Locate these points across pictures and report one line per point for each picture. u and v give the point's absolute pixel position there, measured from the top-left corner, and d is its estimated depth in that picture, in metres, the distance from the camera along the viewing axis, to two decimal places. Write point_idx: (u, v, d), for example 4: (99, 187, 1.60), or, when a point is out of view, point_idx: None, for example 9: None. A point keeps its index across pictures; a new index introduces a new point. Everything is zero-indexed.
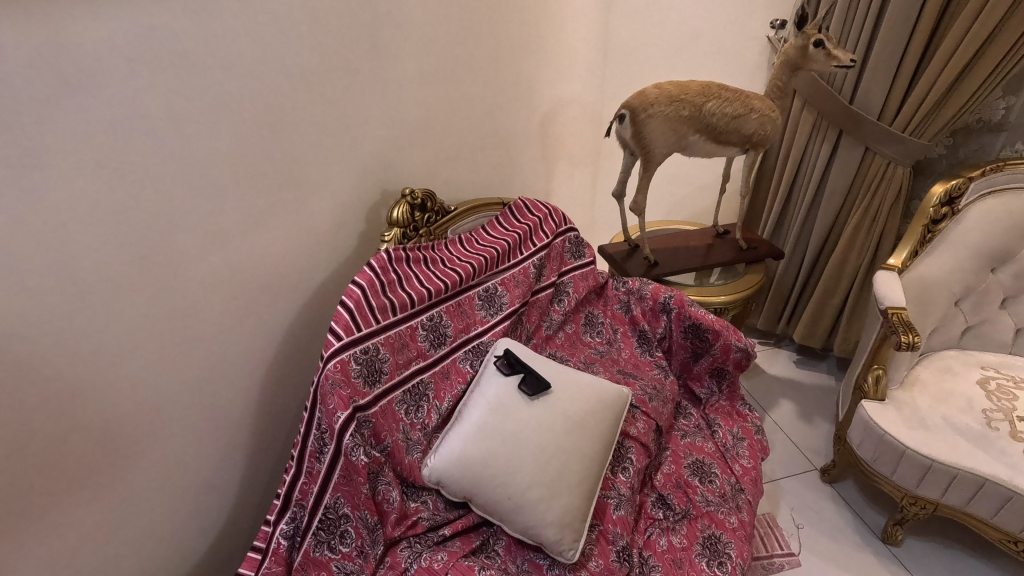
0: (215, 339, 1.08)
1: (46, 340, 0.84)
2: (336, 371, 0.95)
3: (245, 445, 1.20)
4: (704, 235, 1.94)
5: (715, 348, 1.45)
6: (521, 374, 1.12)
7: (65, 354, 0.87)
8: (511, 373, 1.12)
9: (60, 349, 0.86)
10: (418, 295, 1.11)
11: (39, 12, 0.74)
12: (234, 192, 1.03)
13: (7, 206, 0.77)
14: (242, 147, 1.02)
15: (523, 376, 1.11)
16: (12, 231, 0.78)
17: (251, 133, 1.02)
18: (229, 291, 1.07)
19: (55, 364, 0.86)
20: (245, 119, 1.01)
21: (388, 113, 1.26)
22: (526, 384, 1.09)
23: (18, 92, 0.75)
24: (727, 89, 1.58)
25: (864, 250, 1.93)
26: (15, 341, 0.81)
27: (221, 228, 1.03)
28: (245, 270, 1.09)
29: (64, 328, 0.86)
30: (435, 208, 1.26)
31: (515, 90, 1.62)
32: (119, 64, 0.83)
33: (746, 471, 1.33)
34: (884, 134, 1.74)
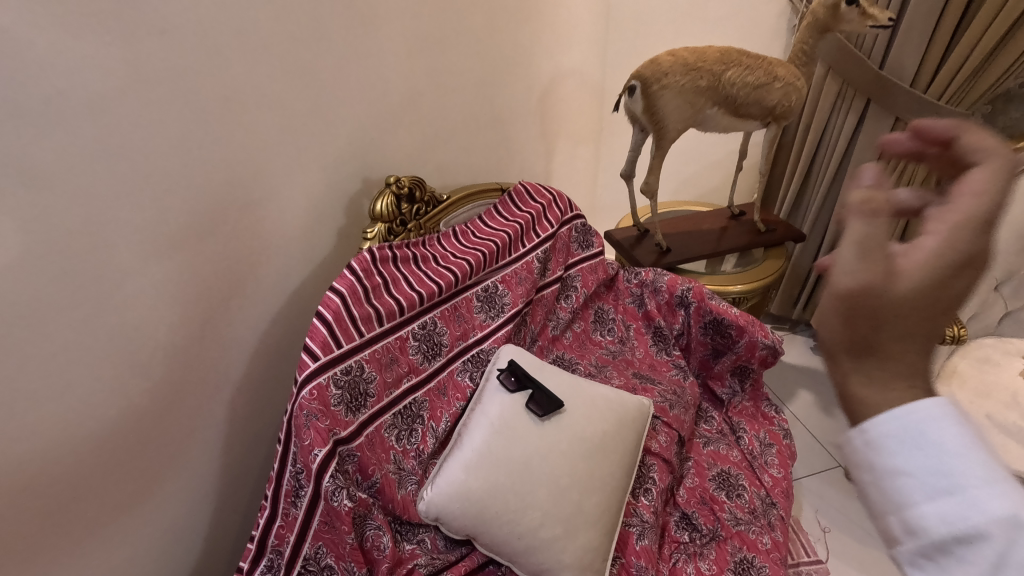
0: (173, 359, 0.93)
1: None
2: (312, 400, 0.80)
3: (217, 473, 1.07)
4: (717, 218, 1.79)
5: (739, 345, 1.31)
6: (528, 391, 0.97)
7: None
8: (517, 388, 0.98)
9: None
10: (408, 301, 0.97)
11: None
12: (185, 185, 0.87)
13: None
14: (191, 131, 0.86)
15: (531, 393, 0.97)
16: None
17: (202, 112, 0.86)
18: (188, 304, 0.92)
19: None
20: (194, 96, 0.84)
21: (370, 87, 1.10)
22: (533, 400, 0.96)
23: None
24: (748, 55, 1.42)
25: (891, 230, 1.79)
26: None
27: (171, 227, 0.87)
28: (204, 279, 0.94)
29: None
30: (425, 198, 1.10)
31: (512, 60, 1.45)
32: (20, 27, 0.66)
33: (776, 482, 1.21)
34: (918, 103, 1.59)
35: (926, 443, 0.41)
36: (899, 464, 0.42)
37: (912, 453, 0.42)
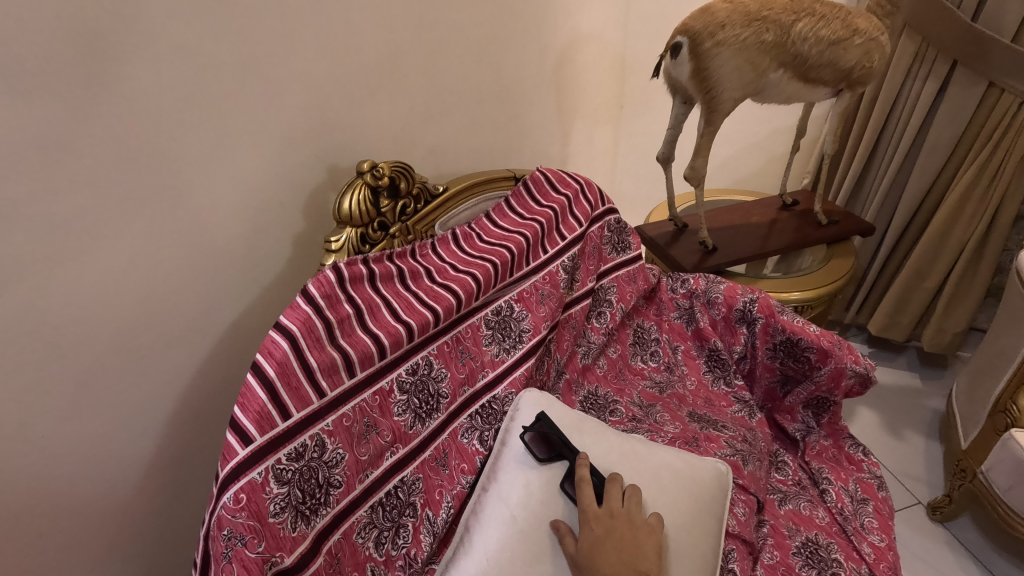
0: (39, 424, 0.66)
1: None
2: (238, 511, 0.53)
3: (129, 561, 0.80)
4: (767, 208, 1.50)
5: (821, 374, 1.02)
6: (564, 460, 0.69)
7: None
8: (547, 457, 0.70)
9: None
10: (390, 338, 0.68)
11: None
12: (38, 171, 0.59)
13: None
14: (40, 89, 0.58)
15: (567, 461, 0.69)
16: None
17: (52, 66, 0.58)
18: (55, 349, 0.65)
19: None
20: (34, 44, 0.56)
21: (333, 39, 0.81)
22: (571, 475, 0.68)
23: None
24: (821, 3, 1.13)
25: (977, 220, 1.49)
26: None
27: (15, 236, 0.60)
28: (79, 313, 0.66)
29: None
30: (414, 191, 0.81)
31: (523, 14, 1.15)
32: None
33: (879, 554, 0.92)
34: (1023, 63, 1.28)
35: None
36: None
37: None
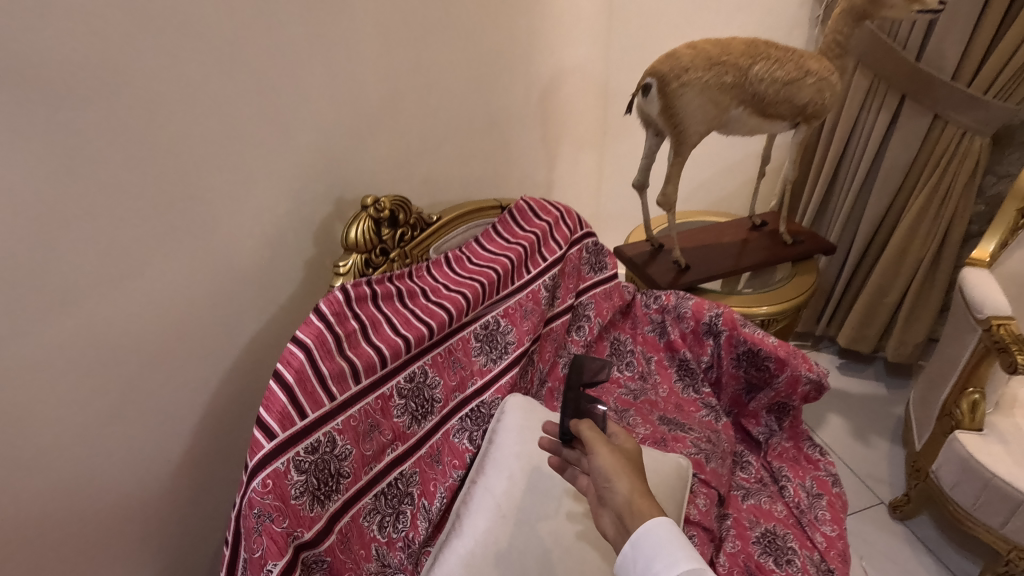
0: (86, 429, 0.75)
1: None
2: (265, 494, 0.62)
3: (157, 554, 0.89)
4: (738, 229, 1.62)
5: (779, 380, 1.13)
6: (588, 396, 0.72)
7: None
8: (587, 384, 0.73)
9: None
10: (390, 349, 0.78)
11: None
12: (89, 209, 0.69)
13: None
14: (93, 138, 0.67)
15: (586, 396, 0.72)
16: None
17: (108, 121, 0.68)
18: (102, 362, 0.75)
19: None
20: (94, 104, 0.67)
21: (339, 87, 0.92)
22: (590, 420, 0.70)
23: None
24: (776, 47, 1.25)
25: (930, 239, 1.61)
26: None
27: (73, 267, 0.69)
28: (123, 331, 0.76)
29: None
30: (411, 221, 0.92)
31: (508, 56, 1.27)
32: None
33: (831, 543, 1.03)
34: (962, 98, 1.42)
35: (643, 550, 0.54)
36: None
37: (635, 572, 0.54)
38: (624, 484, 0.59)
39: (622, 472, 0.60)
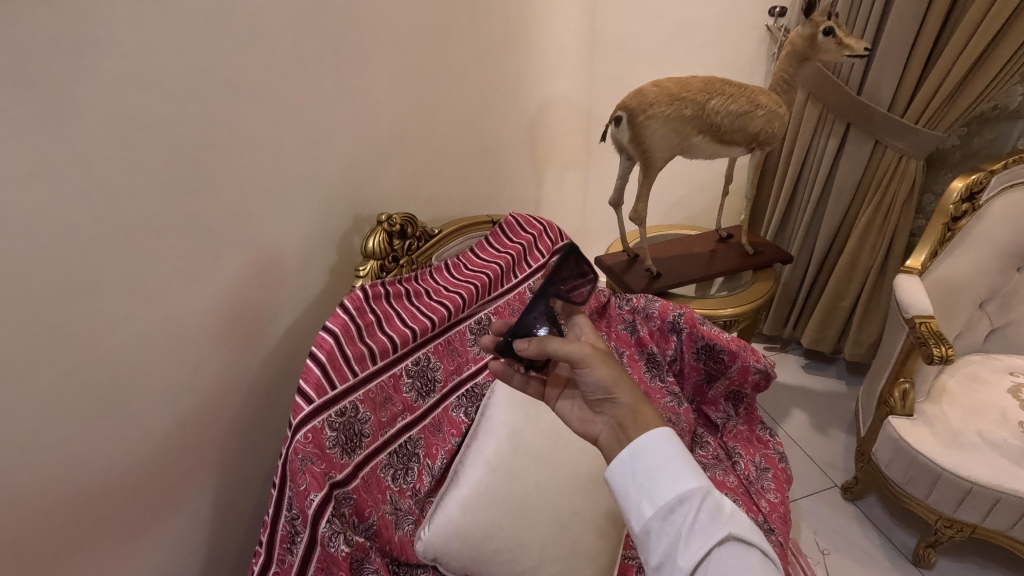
0: (162, 408, 0.90)
1: None
2: (307, 444, 0.80)
3: (209, 519, 1.04)
4: (706, 241, 1.81)
5: (732, 370, 1.32)
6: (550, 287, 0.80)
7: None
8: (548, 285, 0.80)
9: None
10: (401, 337, 0.96)
11: None
12: (174, 225, 0.85)
13: None
14: (181, 169, 0.84)
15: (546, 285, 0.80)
16: None
17: (191, 156, 0.85)
18: (175, 351, 0.90)
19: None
20: (181, 143, 0.83)
21: (359, 123, 1.11)
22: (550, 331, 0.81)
23: None
24: (730, 84, 1.45)
25: (877, 250, 1.81)
26: None
27: (161, 273, 0.85)
28: (193, 326, 0.92)
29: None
30: (417, 234, 1.10)
31: (498, 93, 1.47)
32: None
33: (773, 508, 1.20)
34: (897, 126, 1.62)
35: (646, 454, 0.65)
36: (622, 487, 0.65)
37: (633, 473, 0.64)
38: (629, 394, 0.70)
39: (624, 384, 0.70)
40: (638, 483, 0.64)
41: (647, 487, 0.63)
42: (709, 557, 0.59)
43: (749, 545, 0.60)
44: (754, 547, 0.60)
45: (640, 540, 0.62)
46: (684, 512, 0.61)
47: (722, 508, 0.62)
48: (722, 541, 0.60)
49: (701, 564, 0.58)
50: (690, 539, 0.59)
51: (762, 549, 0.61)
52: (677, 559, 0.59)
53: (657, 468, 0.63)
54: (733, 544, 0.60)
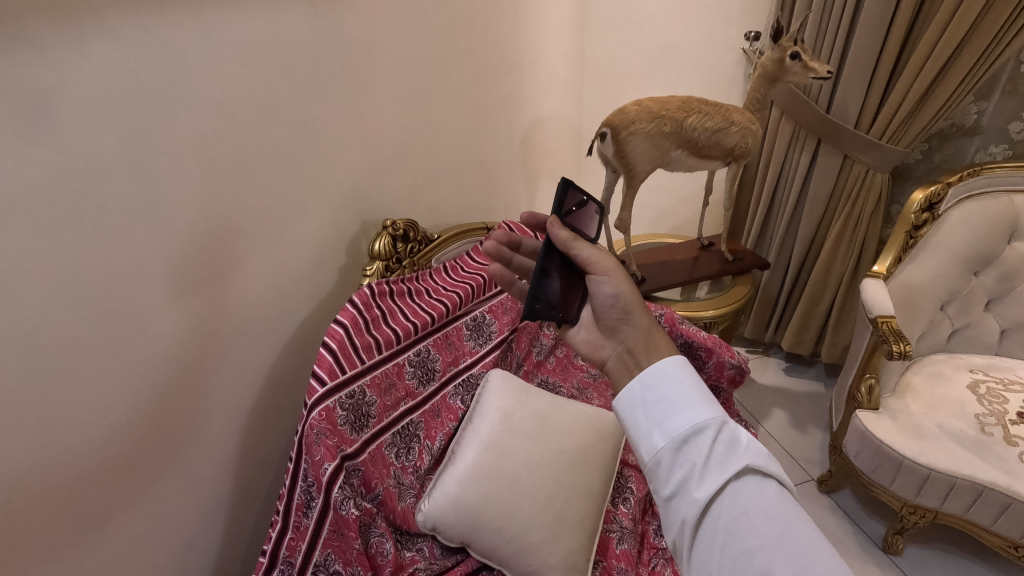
0: (194, 393, 1.00)
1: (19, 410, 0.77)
2: (321, 421, 0.91)
3: (227, 497, 1.13)
4: (689, 248, 1.92)
5: (709, 365, 1.42)
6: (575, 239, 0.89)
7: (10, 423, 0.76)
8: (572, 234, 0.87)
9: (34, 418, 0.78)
10: (404, 330, 1.07)
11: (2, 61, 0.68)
12: (210, 228, 0.95)
13: None
14: (216, 178, 0.95)
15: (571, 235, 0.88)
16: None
17: (225, 166, 0.96)
18: (206, 340, 1.00)
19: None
20: (216, 155, 0.94)
21: (367, 138, 1.22)
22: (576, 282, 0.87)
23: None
24: (707, 103, 1.57)
25: (848, 256, 1.93)
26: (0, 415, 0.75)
27: (198, 269, 0.95)
28: (222, 319, 1.01)
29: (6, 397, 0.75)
30: (418, 238, 1.22)
31: (493, 110, 1.60)
32: (63, 90, 0.74)
33: None
34: (863, 141, 1.75)
35: (659, 387, 0.66)
36: (634, 419, 0.66)
37: (644, 405, 0.66)
38: (643, 320, 0.78)
39: (638, 307, 0.79)
40: (650, 414, 0.65)
41: (659, 418, 0.64)
42: (725, 487, 0.59)
43: (767, 477, 0.60)
44: (772, 479, 0.60)
45: (651, 470, 0.63)
46: (699, 443, 0.61)
47: (739, 440, 0.62)
48: (740, 473, 0.59)
49: (716, 494, 0.58)
50: (705, 471, 0.59)
51: (780, 481, 0.61)
52: (691, 488, 0.59)
53: (671, 400, 0.64)
54: (751, 476, 0.59)
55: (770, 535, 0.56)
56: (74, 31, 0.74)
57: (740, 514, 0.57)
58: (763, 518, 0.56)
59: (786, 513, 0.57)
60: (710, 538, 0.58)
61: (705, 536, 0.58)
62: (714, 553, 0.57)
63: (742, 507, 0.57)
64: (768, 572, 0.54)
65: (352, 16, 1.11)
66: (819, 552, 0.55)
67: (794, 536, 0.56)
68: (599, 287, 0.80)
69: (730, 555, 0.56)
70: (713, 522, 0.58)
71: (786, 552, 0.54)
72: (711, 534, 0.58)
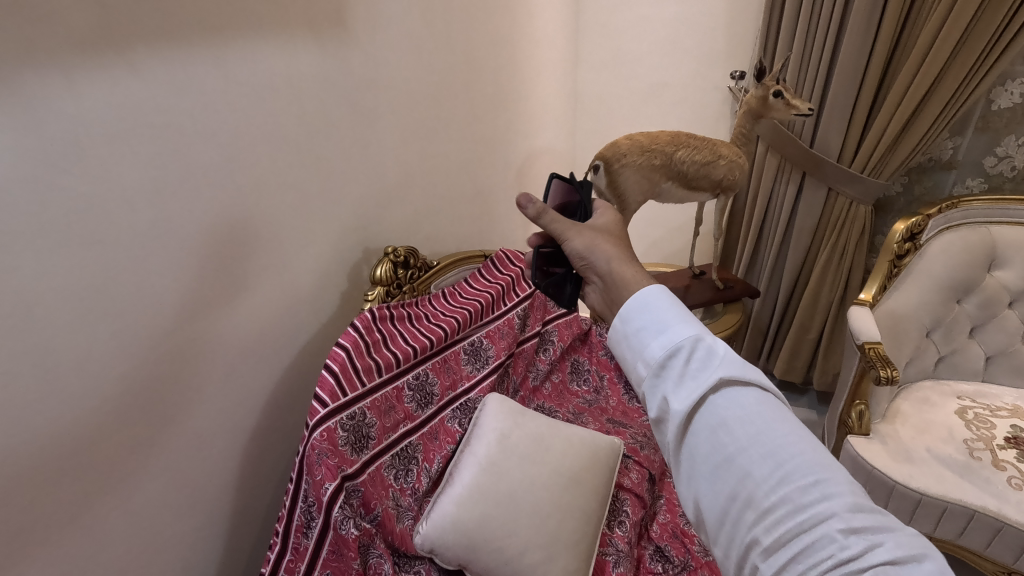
0: (197, 413, 1.02)
1: (29, 429, 0.78)
2: (322, 441, 0.93)
3: (225, 519, 1.13)
4: (681, 277, 1.96)
5: None
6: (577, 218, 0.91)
7: (20, 444, 0.78)
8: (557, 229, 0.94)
9: (43, 436, 0.80)
10: (403, 354, 1.09)
11: (32, 99, 0.73)
12: (218, 255, 0.99)
13: (7, 291, 0.74)
14: (226, 207, 0.99)
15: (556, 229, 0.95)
16: (13, 320, 0.75)
17: (235, 195, 1.00)
18: (211, 362, 1.02)
19: (8, 459, 0.77)
20: (226, 184, 0.98)
21: (370, 169, 1.27)
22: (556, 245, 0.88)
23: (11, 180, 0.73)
24: (694, 138, 1.63)
25: (835, 285, 1.98)
26: (10, 433, 0.76)
27: (206, 293, 0.98)
28: (227, 341, 1.04)
29: (14, 419, 0.77)
30: (418, 264, 1.26)
31: (490, 143, 1.66)
32: (84, 123, 0.79)
33: None
34: (845, 174, 1.82)
35: (637, 317, 0.68)
36: (622, 353, 0.70)
37: (627, 337, 0.69)
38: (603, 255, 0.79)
39: (598, 241, 0.80)
40: (632, 345, 0.68)
41: (639, 347, 0.67)
42: (703, 402, 0.60)
43: (746, 385, 0.61)
44: (751, 385, 0.60)
45: (641, 397, 0.67)
46: (675, 363, 0.63)
47: (716, 353, 0.62)
48: (716, 386, 0.60)
49: (694, 408, 0.60)
50: (681, 390, 0.61)
51: (762, 387, 0.61)
52: (671, 406, 0.62)
53: (648, 328, 0.67)
54: (728, 386, 0.60)
55: (747, 439, 0.57)
56: (100, 71, 0.79)
57: (717, 425, 0.59)
58: (738, 424, 0.58)
59: (765, 416, 0.58)
60: (694, 451, 0.60)
61: (691, 449, 0.61)
62: (699, 464, 0.60)
63: (719, 417, 0.59)
64: (747, 473, 0.56)
65: (358, 57, 1.18)
66: (797, 448, 0.56)
67: (772, 436, 0.56)
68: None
69: (712, 464, 0.59)
70: (695, 436, 0.60)
71: (762, 452, 0.56)
72: (694, 446, 0.60)
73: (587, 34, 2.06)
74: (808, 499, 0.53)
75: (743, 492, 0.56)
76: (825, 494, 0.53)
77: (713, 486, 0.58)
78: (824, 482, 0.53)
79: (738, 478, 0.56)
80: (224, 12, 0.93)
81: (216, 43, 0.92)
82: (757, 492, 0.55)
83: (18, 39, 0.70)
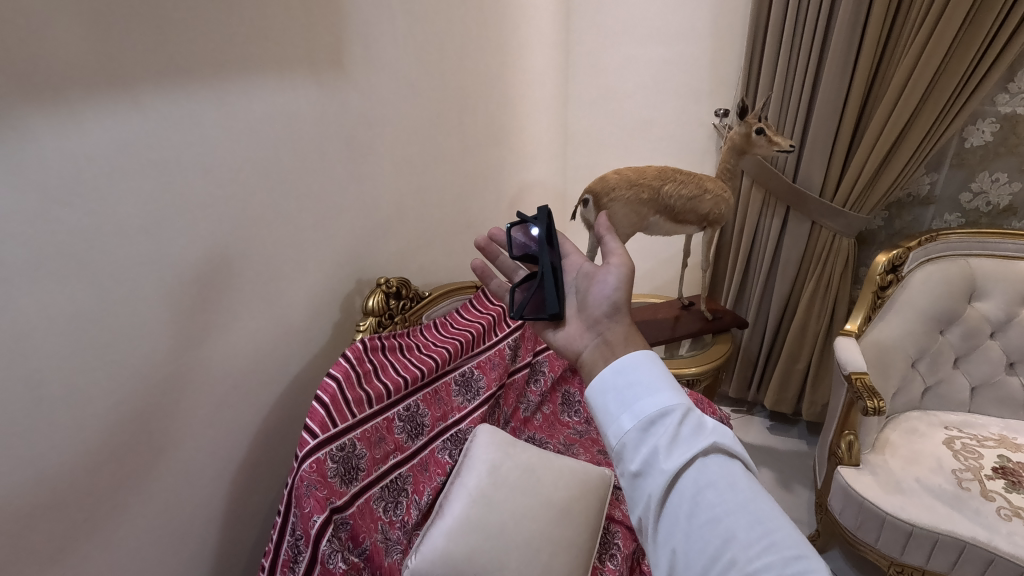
0: (186, 444, 1.01)
1: (13, 461, 0.77)
2: (312, 472, 0.93)
3: (209, 552, 1.11)
4: (671, 308, 1.98)
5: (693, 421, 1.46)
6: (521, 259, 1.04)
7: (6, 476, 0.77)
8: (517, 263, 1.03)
9: (29, 468, 0.79)
10: (394, 384, 1.10)
11: (37, 133, 0.75)
12: (212, 286, 1.00)
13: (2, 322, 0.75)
14: (222, 240, 1.01)
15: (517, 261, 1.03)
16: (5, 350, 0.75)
17: (230, 228, 1.02)
18: (201, 392, 1.02)
19: None
20: (220, 216, 1.00)
21: (364, 202, 1.30)
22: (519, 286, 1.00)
23: (12, 212, 0.74)
24: (681, 173, 1.67)
25: (822, 315, 2.01)
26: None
27: (197, 322, 0.99)
28: (218, 371, 1.04)
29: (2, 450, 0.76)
30: (410, 295, 1.28)
31: (483, 178, 1.70)
32: (85, 157, 0.81)
33: None
34: (827, 208, 1.87)
35: (630, 373, 0.69)
36: (605, 404, 0.69)
37: (615, 389, 0.69)
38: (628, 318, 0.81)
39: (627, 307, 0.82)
40: (620, 398, 0.68)
41: (629, 402, 0.67)
42: (692, 462, 0.61)
43: (731, 458, 0.63)
44: (735, 459, 0.63)
45: (619, 451, 0.65)
46: (667, 422, 0.64)
47: (705, 423, 0.65)
48: (706, 451, 0.62)
49: (683, 466, 0.60)
50: (672, 446, 0.62)
51: (743, 463, 0.64)
52: (660, 460, 0.61)
53: (641, 386, 0.68)
54: (716, 454, 0.62)
55: (735, 505, 0.57)
56: (104, 109, 0.82)
57: (705, 484, 0.59)
58: (727, 489, 0.58)
59: (749, 488, 0.60)
60: (676, 509, 0.59)
61: (671, 507, 0.60)
62: (680, 524, 0.58)
63: (709, 479, 0.59)
64: (733, 536, 0.55)
65: (354, 93, 1.22)
66: (779, 522, 0.57)
67: (756, 506, 0.58)
68: (605, 283, 0.84)
69: (695, 524, 0.57)
70: (680, 494, 0.59)
71: (748, 518, 0.57)
72: (677, 505, 0.59)
73: (577, 72, 2.14)
74: (792, 570, 0.52)
75: (727, 554, 0.54)
76: (808, 569, 0.53)
77: (694, 545, 0.57)
78: (805, 556, 0.54)
79: (722, 538, 0.55)
80: (225, 51, 0.96)
81: (218, 80, 0.96)
82: (743, 553, 0.54)
83: (23, 79, 0.72)
